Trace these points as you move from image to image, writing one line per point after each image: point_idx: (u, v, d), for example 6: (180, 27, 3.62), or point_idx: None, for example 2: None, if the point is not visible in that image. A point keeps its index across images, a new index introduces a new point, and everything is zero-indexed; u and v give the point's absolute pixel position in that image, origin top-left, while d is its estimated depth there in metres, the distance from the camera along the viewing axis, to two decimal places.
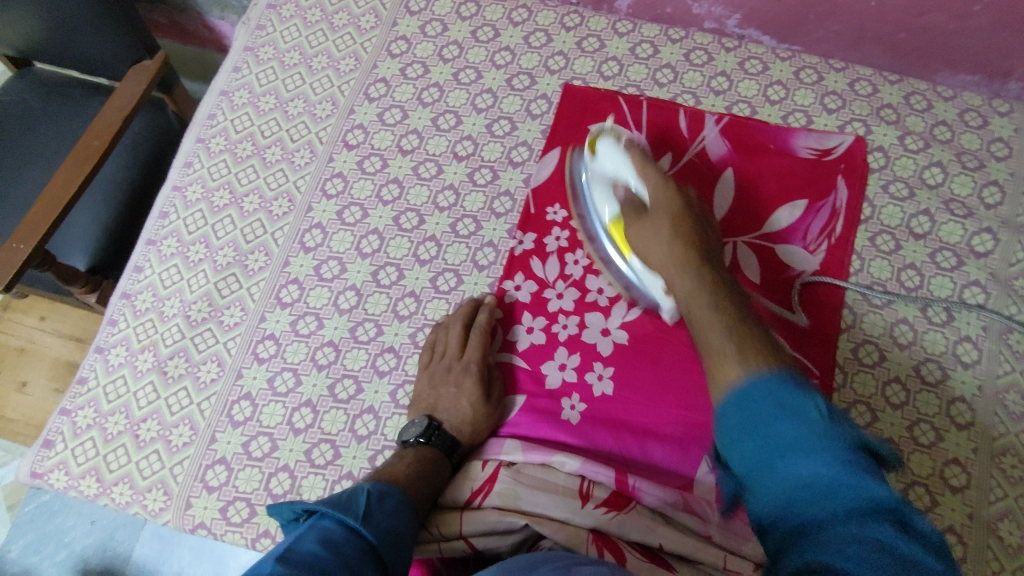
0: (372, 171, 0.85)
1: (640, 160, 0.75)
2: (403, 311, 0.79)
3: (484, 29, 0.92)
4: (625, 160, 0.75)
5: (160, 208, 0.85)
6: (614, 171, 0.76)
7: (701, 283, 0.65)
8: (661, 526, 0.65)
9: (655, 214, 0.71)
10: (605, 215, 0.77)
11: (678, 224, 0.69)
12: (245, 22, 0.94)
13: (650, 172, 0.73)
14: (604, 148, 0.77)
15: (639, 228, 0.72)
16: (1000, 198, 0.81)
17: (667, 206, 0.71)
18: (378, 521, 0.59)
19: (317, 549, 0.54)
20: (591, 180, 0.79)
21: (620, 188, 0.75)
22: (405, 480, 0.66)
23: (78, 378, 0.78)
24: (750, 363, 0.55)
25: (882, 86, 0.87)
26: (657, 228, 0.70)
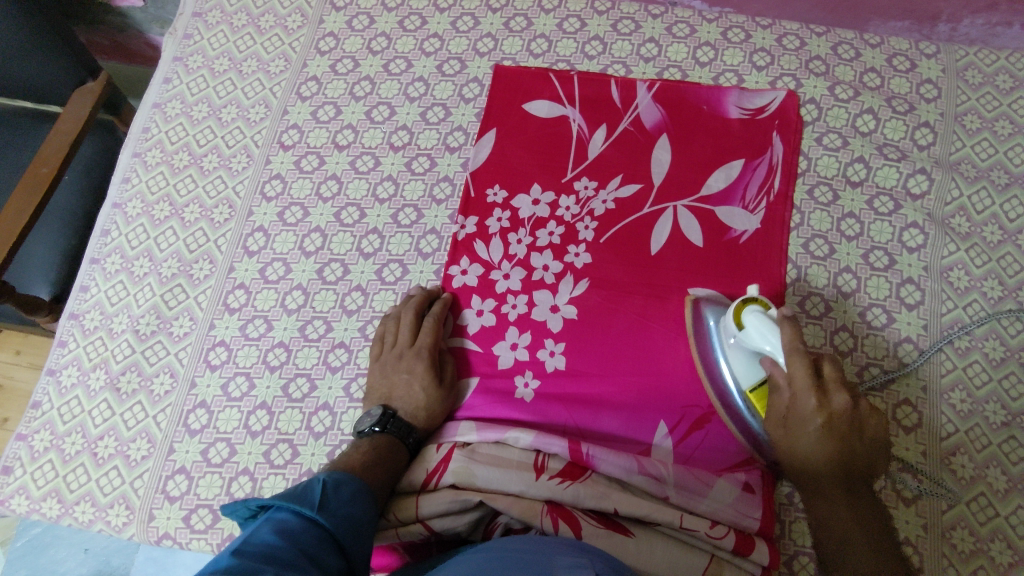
0: (310, 170, 0.85)
1: (794, 346, 0.63)
2: (351, 305, 0.79)
3: (411, 18, 0.92)
4: (778, 340, 0.63)
5: (102, 226, 0.85)
6: (761, 347, 0.64)
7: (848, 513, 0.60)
8: (616, 492, 0.66)
9: (799, 415, 0.63)
10: (732, 352, 0.68)
11: (840, 438, 0.62)
12: (172, 33, 0.93)
13: (801, 355, 0.62)
14: (752, 322, 0.65)
15: (790, 439, 0.63)
16: (932, 139, 0.82)
17: (819, 417, 0.62)
18: (335, 508, 0.58)
19: (272, 539, 0.51)
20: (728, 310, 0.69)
21: (766, 363, 0.65)
22: (363, 467, 0.65)
23: (32, 403, 0.78)
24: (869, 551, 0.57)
25: (809, 38, 0.88)
26: (805, 433, 0.62)
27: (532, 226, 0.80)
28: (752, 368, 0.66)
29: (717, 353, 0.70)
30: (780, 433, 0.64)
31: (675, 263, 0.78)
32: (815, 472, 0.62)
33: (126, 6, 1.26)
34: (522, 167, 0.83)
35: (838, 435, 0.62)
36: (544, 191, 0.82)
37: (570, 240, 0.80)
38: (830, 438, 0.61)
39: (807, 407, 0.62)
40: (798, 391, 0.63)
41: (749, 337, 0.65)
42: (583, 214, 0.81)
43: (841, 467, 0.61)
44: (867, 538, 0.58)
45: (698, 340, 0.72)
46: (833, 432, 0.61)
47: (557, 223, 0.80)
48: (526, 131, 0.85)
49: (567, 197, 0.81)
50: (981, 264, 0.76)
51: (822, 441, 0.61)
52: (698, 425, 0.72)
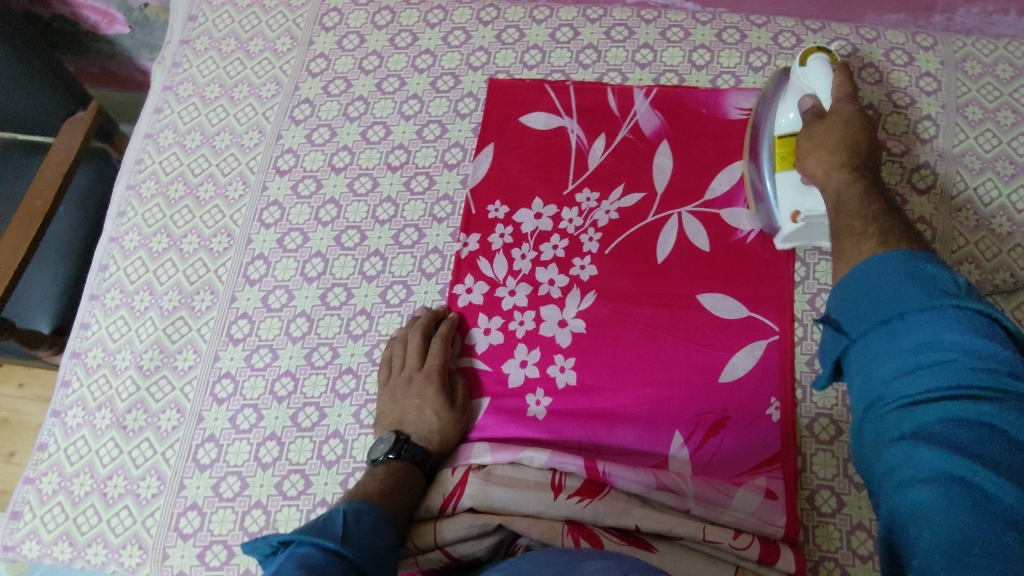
0: (308, 194, 0.84)
1: (841, 89, 0.71)
2: (356, 330, 0.78)
3: (401, 35, 0.91)
4: (829, 83, 0.72)
5: (100, 261, 0.84)
6: (812, 88, 0.72)
7: (862, 199, 0.64)
8: (636, 507, 0.65)
9: (833, 117, 0.69)
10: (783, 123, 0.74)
11: (857, 173, 0.67)
12: (161, 62, 0.92)
13: (847, 92, 0.71)
14: (810, 71, 0.73)
15: (824, 127, 0.69)
16: (936, 132, 0.81)
17: (847, 113, 0.69)
18: (358, 540, 0.57)
19: (299, 574, 0.50)
20: (790, 87, 0.75)
21: (808, 99, 0.72)
22: (380, 495, 0.64)
23: (38, 445, 0.77)
24: (888, 240, 0.57)
25: (805, 36, 0.87)
26: (831, 126, 0.69)
27: (535, 240, 0.79)
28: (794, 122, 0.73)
29: (769, 188, 0.75)
30: (818, 125, 0.70)
31: (683, 270, 0.77)
32: (834, 168, 0.68)
33: (113, 34, 1.25)
34: (522, 181, 0.82)
35: (846, 200, 0.65)
36: (546, 205, 0.81)
37: (574, 253, 0.79)
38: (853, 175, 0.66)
39: (841, 106, 0.70)
40: (834, 168, 0.67)
41: (807, 92, 0.73)
42: (587, 225, 0.80)
43: (855, 146, 0.68)
44: (882, 229, 0.59)
45: (755, 183, 0.77)
46: (859, 184, 0.66)
47: (561, 236, 0.79)
48: (524, 144, 0.84)
49: (569, 209, 0.80)
50: (991, 257, 0.75)
51: (847, 133, 0.68)
52: (715, 434, 0.71)
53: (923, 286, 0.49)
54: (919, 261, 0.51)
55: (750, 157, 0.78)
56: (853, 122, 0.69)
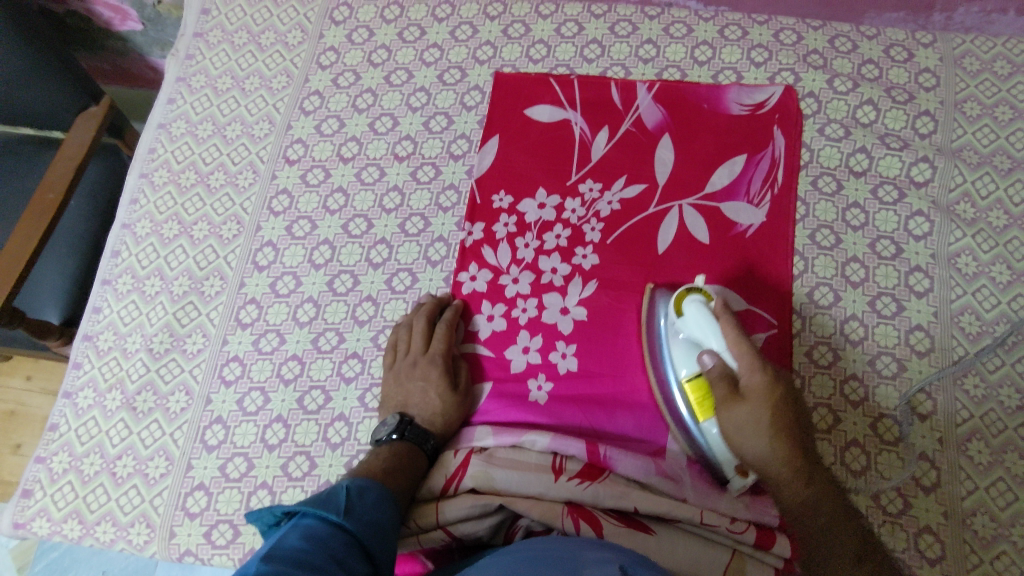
0: (316, 183, 0.85)
1: (728, 331, 0.65)
2: (362, 316, 0.79)
3: (410, 29, 0.93)
4: (719, 333, 0.66)
5: (112, 247, 0.86)
6: (701, 339, 0.67)
7: (807, 489, 0.63)
8: (635, 490, 0.66)
9: (749, 389, 0.64)
10: (682, 374, 0.68)
11: (806, 480, 0.63)
12: (174, 54, 0.94)
13: (745, 350, 0.64)
14: (694, 310, 0.68)
15: (734, 415, 0.64)
16: (934, 127, 0.82)
17: (762, 393, 0.63)
18: (360, 513, 0.58)
19: (302, 545, 0.51)
20: (670, 326, 0.71)
21: (707, 358, 0.66)
22: (383, 473, 0.66)
23: (49, 426, 0.79)
24: (825, 503, 0.63)
25: (806, 33, 0.89)
26: (755, 412, 0.63)
27: (538, 229, 0.81)
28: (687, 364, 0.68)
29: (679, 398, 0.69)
30: (739, 408, 0.63)
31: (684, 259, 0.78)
32: (777, 470, 0.63)
33: (127, 30, 1.27)
34: (526, 172, 0.83)
35: (777, 430, 0.63)
36: (550, 195, 0.82)
37: (577, 243, 0.80)
38: (791, 458, 0.63)
39: (753, 381, 0.64)
40: (752, 384, 0.64)
41: (689, 326, 0.68)
42: (589, 216, 0.81)
43: (795, 463, 0.63)
44: (838, 521, 0.62)
45: (650, 341, 0.74)
46: (802, 476, 0.63)
47: (564, 226, 0.81)
48: (529, 136, 0.85)
49: (573, 200, 0.82)
50: (988, 249, 0.77)
51: (775, 418, 0.63)
52: None
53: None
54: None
55: (648, 325, 0.75)
56: (773, 399, 0.63)
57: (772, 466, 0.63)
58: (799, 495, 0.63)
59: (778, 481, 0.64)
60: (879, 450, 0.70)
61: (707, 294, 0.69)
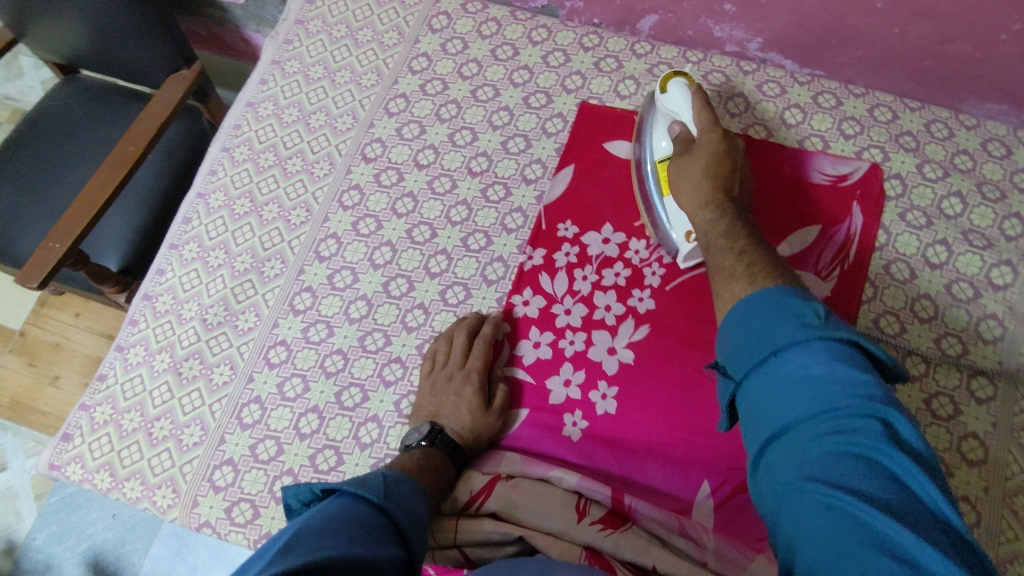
0: (388, 184, 0.87)
1: (699, 107, 0.75)
2: (412, 322, 0.80)
3: (503, 48, 0.94)
4: (689, 109, 0.76)
5: (184, 213, 0.88)
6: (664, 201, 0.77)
7: (722, 220, 0.68)
8: (655, 548, 0.65)
9: (705, 142, 0.72)
10: (658, 149, 0.78)
11: (725, 205, 0.69)
12: (274, 37, 0.97)
13: (706, 117, 0.74)
14: (674, 89, 0.77)
15: (685, 166, 0.72)
16: (1022, 230, 0.80)
17: (709, 150, 0.71)
18: (399, 499, 0.59)
19: (340, 516, 0.53)
20: (659, 113, 0.80)
21: (676, 125, 0.76)
22: (416, 470, 0.67)
23: (98, 375, 0.81)
24: (755, 278, 0.61)
25: (902, 113, 0.87)
26: (697, 194, 0.71)
27: (599, 264, 0.81)
28: (664, 137, 0.78)
29: (662, 216, 0.78)
30: (682, 162, 0.73)
31: None
32: (716, 224, 0.68)
33: (229, 2, 1.31)
34: (595, 206, 0.83)
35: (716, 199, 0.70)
36: (615, 232, 0.82)
37: (635, 285, 0.80)
38: (717, 189, 0.70)
39: (705, 145, 0.72)
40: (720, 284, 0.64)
41: (670, 102, 0.77)
42: (652, 259, 0.81)
43: (728, 198, 0.70)
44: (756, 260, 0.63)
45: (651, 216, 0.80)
46: (724, 187, 0.70)
47: (625, 265, 0.80)
48: (604, 171, 0.85)
49: (637, 241, 0.82)
50: None
51: (710, 214, 0.69)
52: (744, 490, 0.71)
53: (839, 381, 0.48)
54: (764, 288, 0.58)
55: (648, 207, 0.80)
56: (722, 155, 0.71)
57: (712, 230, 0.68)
58: (728, 274, 0.63)
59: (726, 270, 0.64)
60: None
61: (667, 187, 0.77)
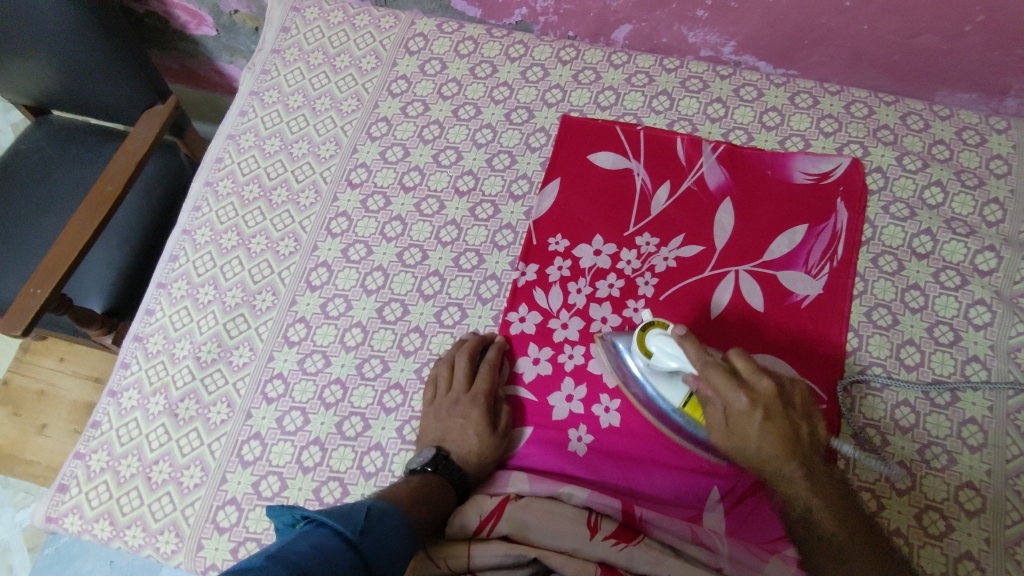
0: (376, 209, 0.86)
1: (700, 355, 0.65)
2: (408, 346, 0.80)
3: (482, 66, 0.94)
4: (684, 357, 0.66)
5: (171, 251, 0.87)
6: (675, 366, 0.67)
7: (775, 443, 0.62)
8: (670, 558, 0.65)
9: (738, 415, 0.63)
10: (672, 399, 0.68)
11: (784, 443, 0.63)
12: (250, 68, 0.97)
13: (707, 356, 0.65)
14: (657, 343, 0.68)
15: (731, 438, 0.64)
16: (1002, 215, 0.81)
17: (749, 419, 0.63)
18: (375, 536, 0.58)
19: (311, 551, 0.51)
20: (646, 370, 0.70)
21: (687, 380, 0.66)
22: (419, 499, 0.67)
23: (92, 422, 0.80)
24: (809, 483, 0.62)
25: (877, 107, 0.88)
26: (748, 432, 0.63)
27: (592, 276, 0.81)
28: (673, 384, 0.68)
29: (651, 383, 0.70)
30: (725, 433, 0.64)
31: (737, 323, 0.77)
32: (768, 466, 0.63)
33: (200, 34, 1.30)
34: (584, 218, 0.84)
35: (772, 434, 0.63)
36: (606, 243, 0.82)
37: (630, 294, 0.80)
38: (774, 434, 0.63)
39: (745, 401, 0.63)
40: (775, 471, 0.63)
41: (657, 359, 0.68)
42: (643, 269, 0.81)
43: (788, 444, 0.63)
44: (846, 530, 0.59)
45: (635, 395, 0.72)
46: (773, 422, 0.63)
47: (618, 275, 0.81)
48: (590, 183, 0.86)
49: (629, 250, 0.82)
50: None
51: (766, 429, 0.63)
52: (753, 493, 0.71)
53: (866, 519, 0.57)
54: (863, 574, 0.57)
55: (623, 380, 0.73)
56: (766, 407, 0.63)
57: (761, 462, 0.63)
58: (800, 504, 0.62)
59: (801, 523, 0.61)
60: (922, 543, 0.68)
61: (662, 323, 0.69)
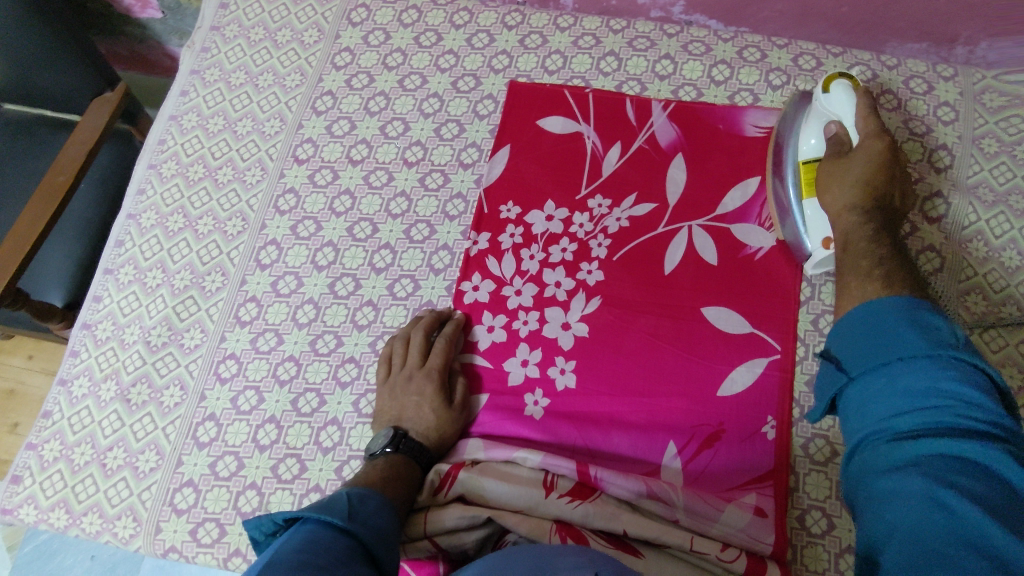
0: (324, 184, 0.85)
1: (865, 108, 0.73)
2: (362, 320, 0.79)
3: (427, 34, 0.92)
4: (853, 111, 0.73)
5: (117, 237, 0.85)
6: (836, 113, 0.74)
7: (868, 226, 0.67)
8: (625, 512, 0.65)
9: (864, 147, 0.70)
10: (805, 146, 0.75)
11: (880, 169, 0.69)
12: (190, 47, 0.94)
13: (873, 121, 0.72)
14: (839, 87, 0.74)
15: (836, 164, 0.71)
16: (950, 162, 0.82)
17: (873, 147, 0.70)
18: (363, 519, 0.57)
19: (305, 549, 0.50)
20: (812, 112, 0.77)
21: (831, 124, 0.74)
22: (382, 483, 0.65)
23: (43, 412, 0.79)
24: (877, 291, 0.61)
25: (825, 59, 0.88)
26: (849, 165, 0.70)
27: (544, 242, 0.80)
28: (814, 133, 0.75)
29: (792, 198, 0.76)
30: (833, 160, 0.72)
31: (690, 281, 0.78)
32: (853, 207, 0.69)
33: (146, 18, 1.27)
34: (535, 183, 0.83)
35: (871, 173, 0.69)
36: (558, 207, 0.82)
37: (583, 258, 0.79)
38: (874, 168, 0.69)
39: (868, 143, 0.71)
40: (836, 214, 0.70)
41: (831, 96, 0.75)
42: (597, 231, 0.80)
43: (875, 198, 0.69)
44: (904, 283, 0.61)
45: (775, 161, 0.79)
46: (871, 188, 0.69)
47: (571, 239, 0.80)
48: (540, 148, 0.85)
49: (581, 214, 0.81)
50: (999, 289, 0.75)
51: (860, 216, 0.68)
52: (710, 447, 0.71)
53: (926, 337, 0.53)
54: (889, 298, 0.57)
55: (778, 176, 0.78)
56: (890, 167, 0.70)
57: (838, 230, 0.69)
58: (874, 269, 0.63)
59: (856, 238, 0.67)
60: None
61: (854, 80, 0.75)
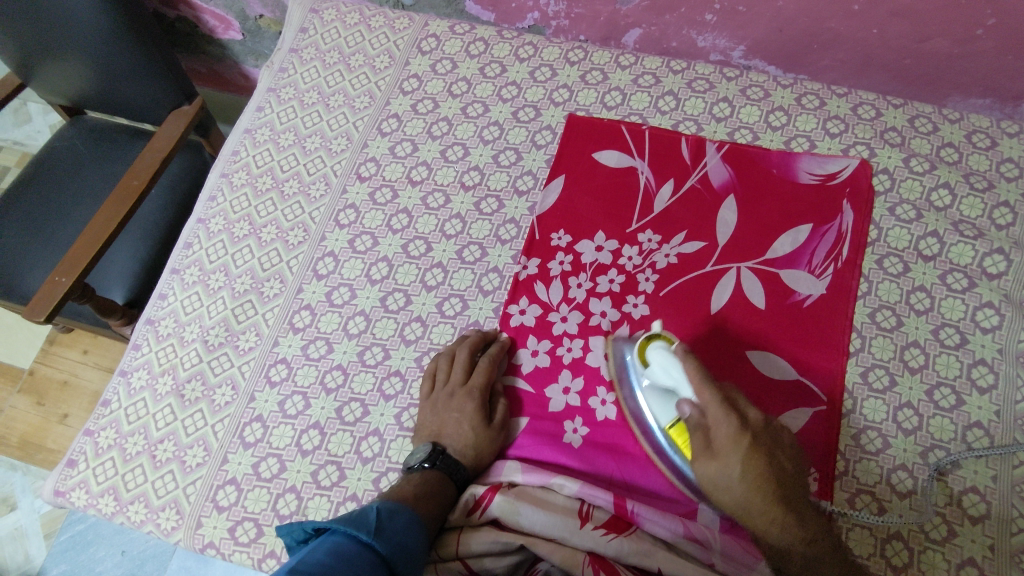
0: (383, 202, 0.88)
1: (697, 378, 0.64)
2: (410, 335, 0.81)
3: (492, 65, 0.96)
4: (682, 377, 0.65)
5: (185, 239, 0.90)
6: (674, 386, 0.66)
7: (770, 516, 0.61)
8: (661, 550, 0.65)
9: (726, 440, 0.62)
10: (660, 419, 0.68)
11: (754, 454, 0.61)
12: (269, 66, 1.00)
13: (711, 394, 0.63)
14: (656, 358, 0.68)
15: (711, 469, 0.62)
16: (1012, 219, 0.80)
17: (736, 442, 0.62)
18: (390, 536, 0.58)
19: (330, 560, 0.51)
20: (648, 387, 0.70)
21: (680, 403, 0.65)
22: (413, 499, 0.66)
23: (102, 401, 0.82)
24: (803, 547, 0.60)
25: (885, 109, 0.88)
26: (728, 467, 0.62)
27: (593, 271, 0.81)
28: (662, 401, 0.68)
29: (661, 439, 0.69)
30: (706, 460, 0.63)
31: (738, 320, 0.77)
32: (758, 494, 0.61)
33: (228, 39, 1.35)
34: (587, 214, 0.84)
35: (755, 486, 0.61)
36: (608, 239, 0.83)
37: (630, 289, 0.80)
38: (752, 480, 0.61)
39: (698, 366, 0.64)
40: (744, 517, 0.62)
41: (655, 372, 0.68)
42: (645, 265, 0.81)
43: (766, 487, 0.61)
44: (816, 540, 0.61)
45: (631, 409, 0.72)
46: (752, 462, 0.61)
47: (619, 271, 0.81)
48: (595, 180, 0.87)
49: (631, 246, 0.82)
50: None
51: (741, 469, 0.61)
52: None
53: None
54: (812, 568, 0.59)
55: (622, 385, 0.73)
56: (753, 431, 0.63)
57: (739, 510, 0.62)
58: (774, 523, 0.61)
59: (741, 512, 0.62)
60: (922, 548, 0.66)
61: (669, 341, 0.69)
